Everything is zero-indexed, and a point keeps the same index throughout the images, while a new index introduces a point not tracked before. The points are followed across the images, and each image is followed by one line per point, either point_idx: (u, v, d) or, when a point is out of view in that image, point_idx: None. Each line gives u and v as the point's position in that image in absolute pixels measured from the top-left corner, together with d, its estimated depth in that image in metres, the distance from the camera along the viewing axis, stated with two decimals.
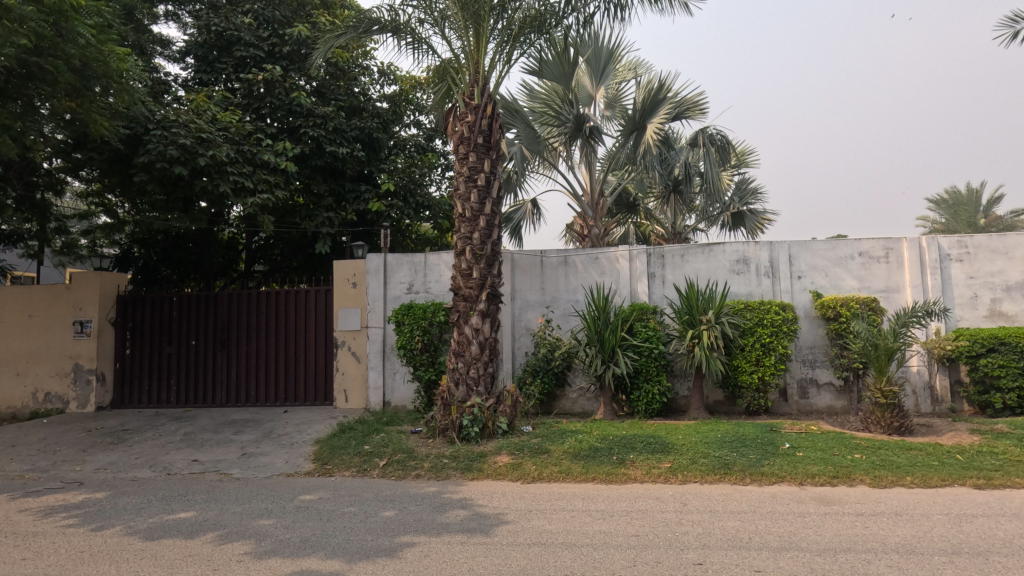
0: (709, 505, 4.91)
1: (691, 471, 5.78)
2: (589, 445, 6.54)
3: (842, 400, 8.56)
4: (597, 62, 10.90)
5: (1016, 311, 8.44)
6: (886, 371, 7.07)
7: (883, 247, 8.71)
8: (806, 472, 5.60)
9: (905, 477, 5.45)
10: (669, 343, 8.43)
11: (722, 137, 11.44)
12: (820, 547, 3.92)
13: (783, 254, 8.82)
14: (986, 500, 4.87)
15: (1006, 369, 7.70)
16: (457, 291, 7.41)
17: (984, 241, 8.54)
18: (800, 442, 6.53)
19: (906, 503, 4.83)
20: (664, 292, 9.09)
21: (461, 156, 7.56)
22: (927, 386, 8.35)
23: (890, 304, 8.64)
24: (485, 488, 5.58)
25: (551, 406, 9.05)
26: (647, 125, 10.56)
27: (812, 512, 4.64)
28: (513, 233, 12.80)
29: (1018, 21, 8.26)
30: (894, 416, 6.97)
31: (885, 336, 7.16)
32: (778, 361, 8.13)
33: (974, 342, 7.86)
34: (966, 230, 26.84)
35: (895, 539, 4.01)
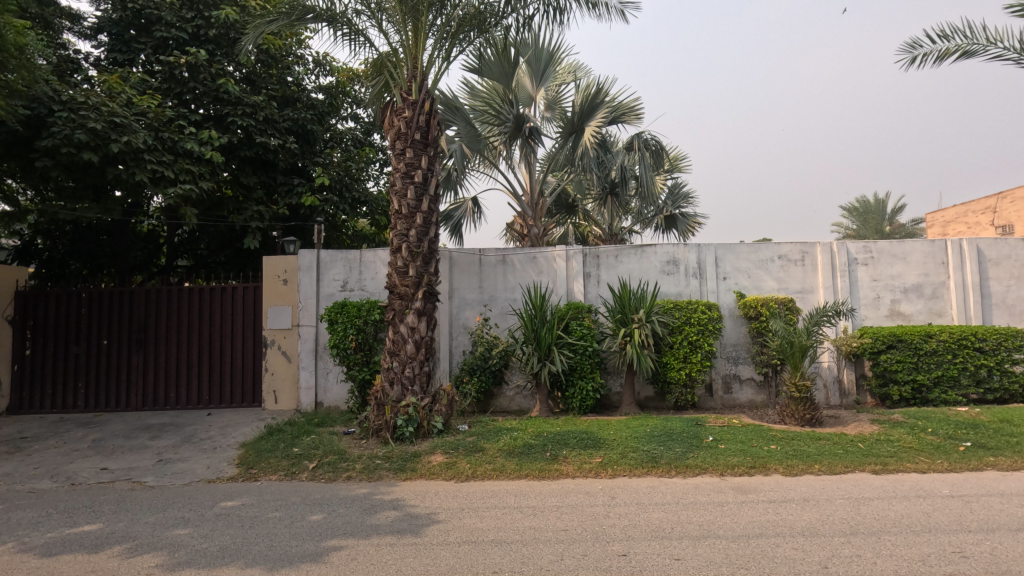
0: (636, 497, 5.08)
1: (620, 465, 5.96)
2: (523, 442, 6.64)
3: (762, 394, 9.09)
4: (537, 63, 11.00)
5: (912, 311, 9.25)
6: (800, 366, 7.57)
7: (799, 250, 9.31)
8: (726, 463, 5.91)
9: (813, 465, 5.86)
10: (602, 341, 8.66)
11: (656, 142, 11.84)
12: (736, 533, 4.14)
13: (710, 256, 9.26)
14: (881, 483, 5.33)
15: (903, 364, 8.43)
16: (393, 289, 7.29)
17: (886, 247, 9.31)
18: (722, 435, 6.88)
19: (812, 489, 5.20)
20: (598, 291, 9.33)
21: (397, 152, 7.44)
22: (835, 380, 9.04)
23: (805, 304, 9.27)
24: (418, 488, 5.53)
25: (487, 404, 9.09)
26: (586, 128, 10.78)
27: (730, 501, 4.90)
28: (453, 231, 12.74)
29: (916, 47, 9.01)
30: (806, 408, 7.48)
31: (799, 334, 7.66)
32: (705, 358, 8.51)
33: (876, 339, 8.54)
34: (874, 236, 29.20)
35: (801, 523, 4.30)
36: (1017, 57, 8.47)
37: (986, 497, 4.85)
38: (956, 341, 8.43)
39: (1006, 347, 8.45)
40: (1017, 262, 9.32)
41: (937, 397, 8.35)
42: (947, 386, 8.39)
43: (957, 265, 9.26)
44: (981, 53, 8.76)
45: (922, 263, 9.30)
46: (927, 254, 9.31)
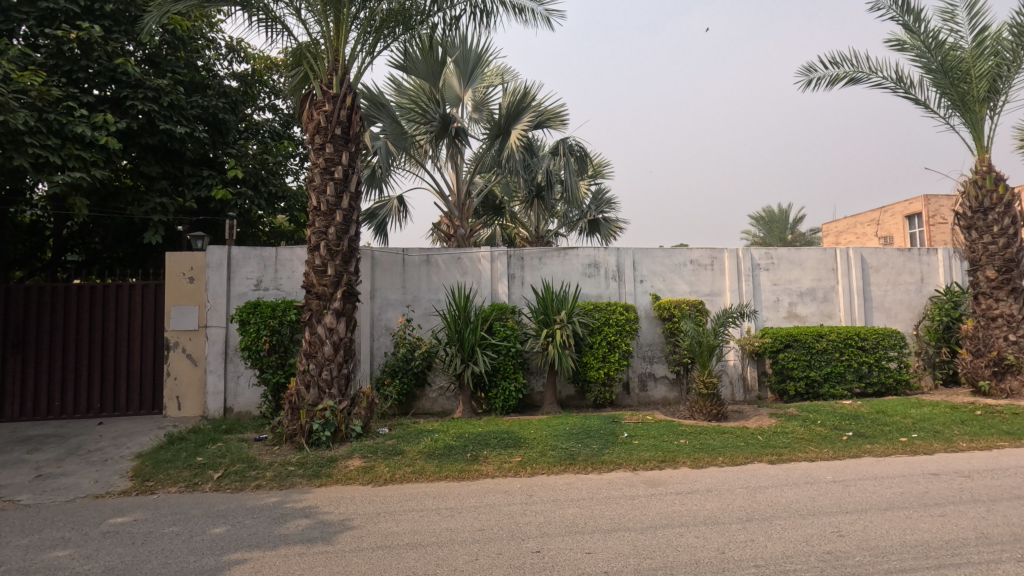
0: (553, 494, 5.20)
1: (539, 463, 6.07)
2: (443, 444, 6.61)
3: (675, 391, 9.57)
4: (464, 64, 10.99)
5: (807, 313, 10.09)
6: (708, 365, 8.05)
7: (709, 255, 9.89)
8: (639, 458, 6.18)
9: (717, 457, 6.25)
10: (525, 342, 8.77)
11: (580, 148, 12.18)
12: (644, 525, 4.33)
13: (628, 259, 9.64)
14: (775, 472, 5.77)
15: (798, 362, 9.17)
16: (310, 289, 7.01)
17: (784, 254, 10.11)
18: (636, 431, 7.18)
19: (716, 480, 5.54)
20: (522, 293, 9.46)
21: (317, 146, 7.17)
22: (740, 377, 9.71)
23: (714, 306, 9.87)
24: (332, 494, 5.34)
25: (409, 407, 8.96)
26: (512, 131, 10.89)
27: (641, 494, 5.13)
28: (378, 230, 12.44)
29: (811, 71, 9.85)
30: (713, 404, 7.96)
31: (707, 334, 8.13)
32: (622, 358, 8.84)
33: (775, 339, 9.24)
34: (778, 243, 31.60)
35: (704, 513, 4.57)
36: (894, 86, 9.45)
37: (862, 480, 5.38)
38: (842, 340, 9.28)
39: (884, 345, 9.40)
40: (894, 269, 10.42)
41: (827, 392, 9.15)
42: (835, 381, 9.22)
43: (845, 271, 10.21)
44: (865, 79, 9.69)
45: (816, 269, 10.18)
46: (819, 261, 10.19)
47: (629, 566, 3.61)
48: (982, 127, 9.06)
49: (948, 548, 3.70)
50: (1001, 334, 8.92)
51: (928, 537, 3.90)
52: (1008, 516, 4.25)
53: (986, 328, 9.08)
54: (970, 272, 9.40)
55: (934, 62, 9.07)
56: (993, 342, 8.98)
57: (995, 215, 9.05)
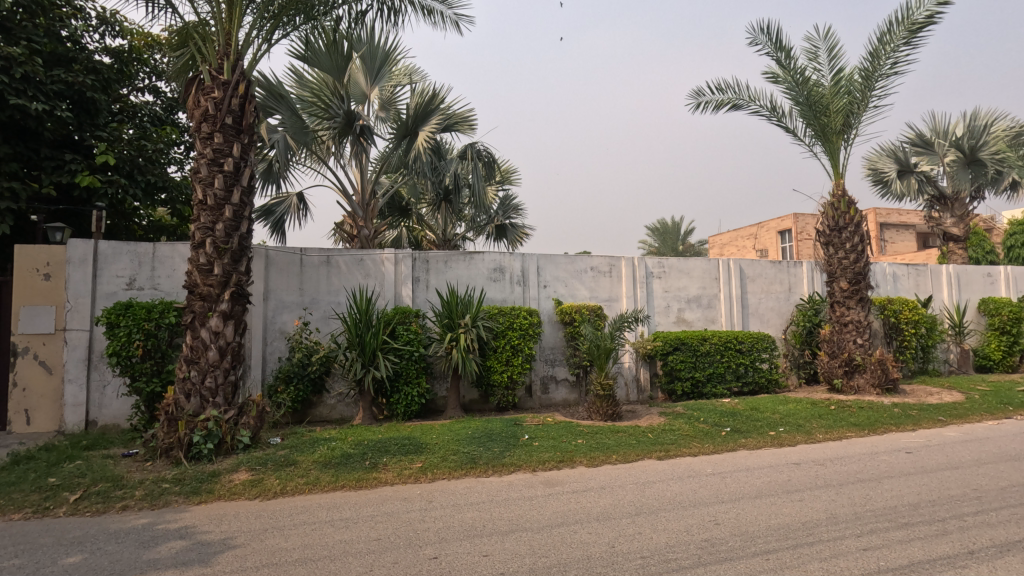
0: (453, 499, 5.18)
1: (440, 468, 6.02)
2: (341, 452, 6.37)
3: (574, 393, 9.93)
4: (371, 62, 10.64)
5: (693, 318, 10.89)
6: (604, 367, 8.43)
7: (608, 263, 10.38)
8: (538, 459, 6.33)
9: (611, 455, 6.56)
10: (428, 346, 8.67)
11: (488, 153, 12.29)
12: (540, 525, 4.44)
13: (532, 265, 9.86)
14: (662, 468, 6.17)
15: (685, 364, 9.87)
16: (193, 289, 6.47)
17: (674, 263, 10.86)
18: (537, 433, 7.36)
19: (609, 478, 5.80)
20: (427, 296, 9.35)
21: (203, 135, 6.64)
22: (634, 379, 10.28)
23: (611, 311, 10.36)
24: (213, 512, 4.94)
25: (304, 415, 8.54)
26: (419, 132, 10.74)
27: (539, 494, 5.26)
28: (274, 228, 11.73)
29: (700, 95, 10.70)
30: (608, 404, 8.35)
31: (604, 337, 8.51)
32: (525, 361, 9.01)
33: (665, 343, 9.89)
34: (671, 253, 33.87)
35: (597, 509, 4.77)
36: (769, 114, 10.49)
37: (737, 472, 5.90)
38: (723, 343, 10.12)
39: (758, 348, 10.37)
40: (767, 279, 11.54)
41: (709, 391, 9.93)
42: (716, 381, 10.02)
43: (726, 280, 11.15)
44: (745, 106, 10.68)
45: (702, 278, 11.02)
46: (705, 270, 11.05)
47: (523, 566, 3.68)
48: (839, 156, 10.32)
49: (804, 529, 4.15)
50: (851, 337, 10.19)
51: (789, 520, 4.35)
52: (852, 497, 4.86)
53: (839, 333, 10.33)
54: (828, 282, 10.65)
55: (801, 95, 10.20)
56: (844, 345, 10.24)
57: (847, 233, 10.33)
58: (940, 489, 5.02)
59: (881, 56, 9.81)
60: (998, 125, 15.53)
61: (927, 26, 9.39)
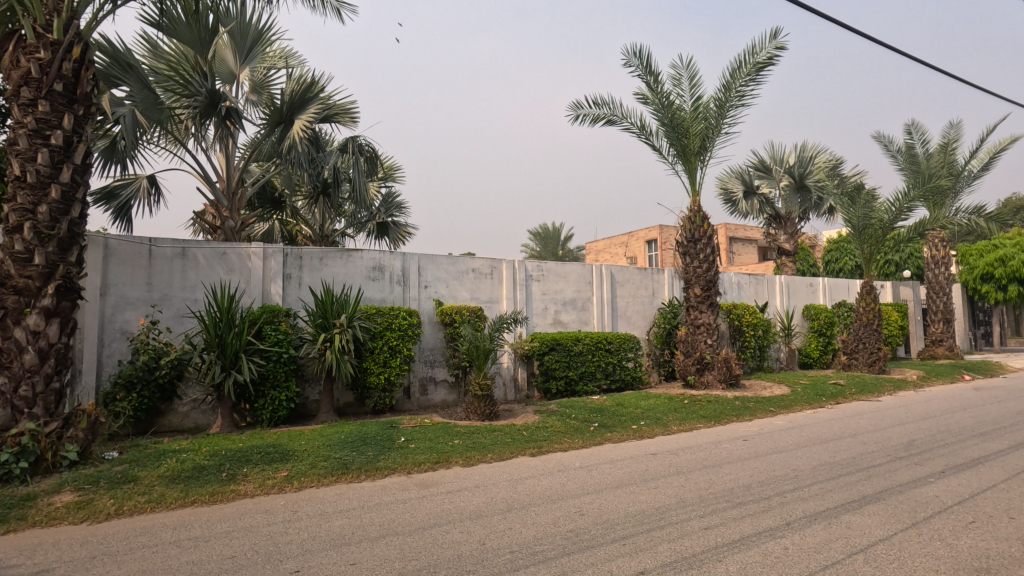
0: (320, 508, 4.92)
1: (308, 476, 5.70)
2: (192, 465, 5.77)
3: (454, 394, 9.94)
4: (241, 40, 9.66)
5: (568, 320, 11.43)
6: (483, 367, 8.54)
7: (489, 264, 10.54)
8: (413, 462, 6.24)
9: (486, 454, 6.67)
10: (299, 347, 8.16)
11: (370, 148, 11.88)
12: (412, 528, 4.38)
13: (413, 265, 9.73)
14: (535, 464, 6.40)
15: (559, 363, 10.33)
16: (5, 281, 5.50)
17: (552, 267, 11.31)
18: (413, 435, 7.26)
19: (484, 476, 5.89)
20: (299, 294, 8.80)
21: (23, 102, 5.67)
22: (512, 378, 10.55)
23: (491, 313, 10.53)
24: (25, 542, 4.22)
25: (150, 424, 7.61)
26: (295, 121, 10.04)
27: (413, 497, 5.19)
28: (118, 213, 10.32)
29: (579, 109, 11.30)
30: (486, 404, 8.47)
31: (483, 338, 8.62)
32: (403, 362, 8.83)
33: (541, 343, 10.27)
34: (551, 257, 35.27)
35: (470, 508, 4.83)
36: (638, 132, 11.36)
37: (602, 464, 6.29)
38: (594, 344, 10.74)
39: (625, 348, 11.15)
40: (634, 284, 12.47)
41: (581, 388, 10.48)
42: (587, 380, 10.61)
43: (598, 284, 11.86)
44: (618, 122, 11.45)
45: (577, 282, 11.61)
46: (580, 275, 11.64)
47: (392, 571, 3.60)
48: (696, 175, 11.44)
49: (656, 514, 4.54)
50: (702, 339, 11.35)
51: (644, 507, 4.74)
52: (698, 482, 5.42)
53: (693, 334, 11.46)
54: (685, 289, 11.75)
55: (666, 117, 11.19)
56: (697, 345, 11.37)
57: (701, 245, 11.48)
58: (768, 470, 5.77)
59: (731, 89, 11.06)
60: (820, 157, 18.21)
61: (768, 67, 10.76)
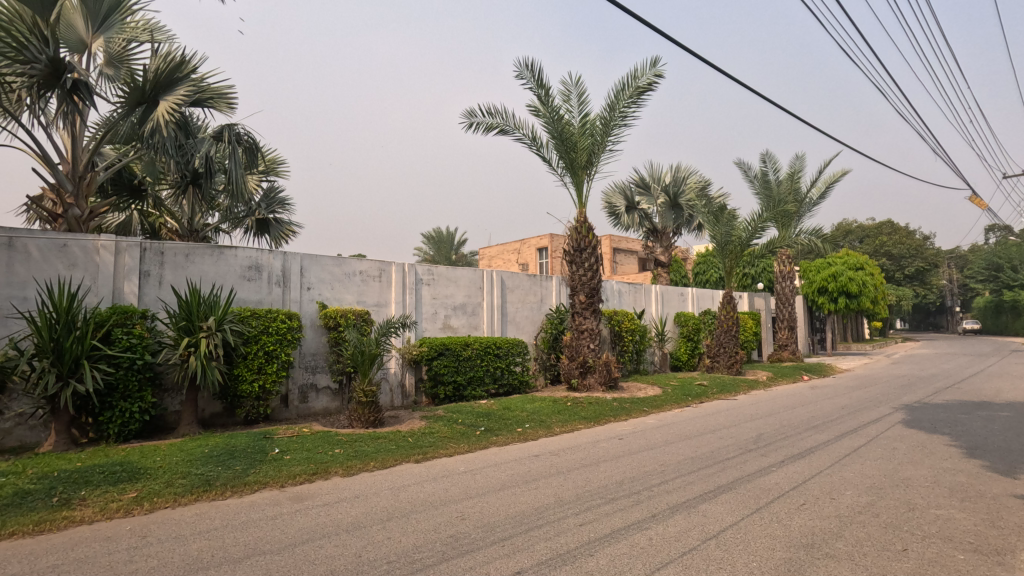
0: (176, 530, 4.45)
1: (162, 496, 5.13)
2: (14, 490, 4.94)
3: (336, 401, 9.50)
4: (95, 5, 8.54)
5: (458, 325, 11.42)
6: (368, 373, 8.25)
7: (377, 267, 10.25)
8: (288, 474, 5.87)
9: (369, 463, 6.46)
10: (157, 353, 7.34)
11: (250, 137, 10.98)
12: (281, 545, 4.11)
13: (295, 265, 9.18)
14: (419, 470, 6.30)
15: (448, 368, 10.28)
16: None
17: (443, 271, 11.26)
18: (289, 445, 6.83)
19: (365, 486, 5.69)
20: (159, 294, 7.92)
21: None
22: (399, 384, 10.31)
23: (379, 317, 10.23)
24: None
25: None
26: (160, 102, 9.04)
27: (285, 512, 4.87)
28: None
29: (473, 116, 11.40)
30: (371, 411, 8.19)
31: (369, 343, 8.35)
32: (281, 369, 8.28)
33: (430, 348, 10.18)
34: (444, 262, 35.14)
35: (347, 519, 4.64)
36: (530, 142, 11.71)
37: (486, 468, 6.35)
38: (483, 349, 10.84)
39: (513, 352, 11.38)
40: (523, 290, 12.79)
41: (470, 393, 10.52)
42: (476, 384, 10.67)
43: (489, 290, 12.01)
44: (511, 132, 11.71)
45: (468, 286, 11.66)
46: (471, 280, 11.71)
47: None
48: (583, 188, 12.01)
49: (536, 514, 4.67)
50: (585, 343, 11.90)
51: (524, 507, 4.86)
52: (576, 481, 5.67)
53: (577, 339, 11.98)
54: (571, 295, 12.26)
55: (556, 131, 11.64)
56: (581, 350, 11.90)
57: (587, 254, 12.04)
58: (639, 467, 6.19)
59: (616, 109, 11.77)
60: (692, 178, 20.00)
61: (648, 91, 11.61)
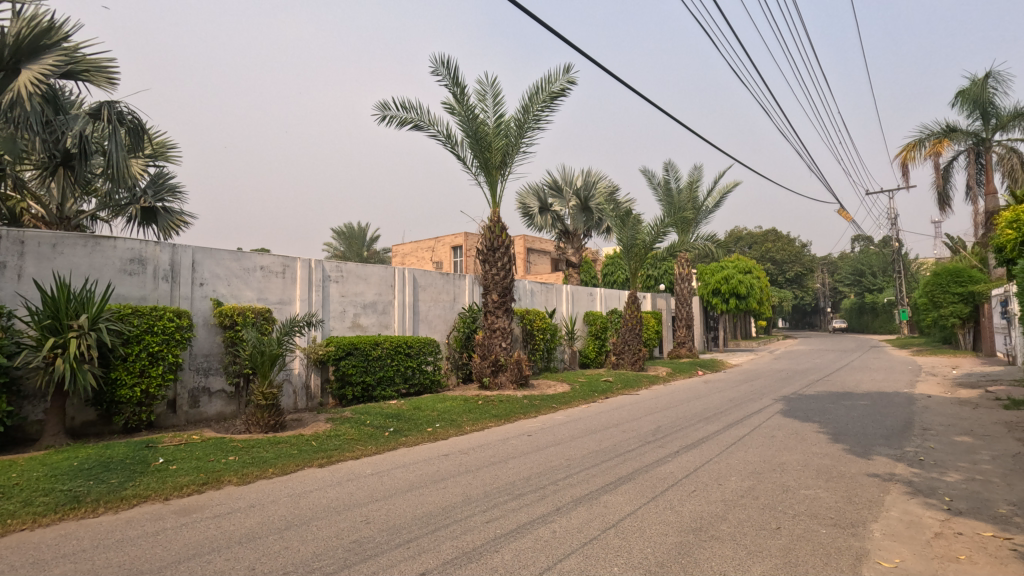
0: (35, 555, 3.96)
1: (18, 518, 4.53)
2: None
3: (232, 405, 8.89)
4: None
5: (368, 324, 11.09)
6: (268, 375, 7.80)
7: (281, 263, 9.71)
8: (173, 486, 5.41)
9: (267, 469, 6.10)
10: (14, 356, 6.47)
11: (134, 117, 9.90)
12: (162, 564, 3.77)
13: (185, 259, 8.46)
14: (322, 475, 6.05)
15: (356, 368, 9.96)
16: None
17: (352, 268, 10.89)
18: (175, 454, 6.29)
19: (262, 494, 5.38)
20: (17, 289, 6.99)
21: None
22: (303, 386, 9.83)
23: (282, 315, 9.70)
24: None
25: None
26: (21, 70, 7.95)
27: (169, 527, 4.49)
28: None
29: (386, 110, 11.11)
30: (271, 415, 7.74)
31: (270, 343, 7.88)
32: (167, 372, 7.61)
33: (338, 348, 9.81)
34: (355, 259, 34.02)
35: (240, 531, 4.36)
36: (444, 140, 11.62)
37: (394, 469, 6.23)
38: (393, 348, 10.61)
39: (424, 351, 11.24)
40: (436, 288, 12.68)
41: (379, 394, 10.26)
42: (386, 384, 10.42)
43: (400, 288, 11.78)
44: (425, 128, 11.55)
45: (378, 284, 11.36)
46: (381, 277, 11.42)
47: None
48: (497, 188, 12.11)
49: (442, 513, 4.65)
50: (497, 342, 12.02)
51: (432, 508, 4.82)
52: (484, 478, 5.72)
53: (489, 337, 12.06)
54: (483, 294, 12.32)
55: (471, 130, 11.65)
56: (493, 348, 12.00)
57: (500, 253, 12.15)
58: (546, 462, 6.35)
59: (529, 112, 11.98)
60: (601, 183, 20.85)
61: (561, 97, 11.92)
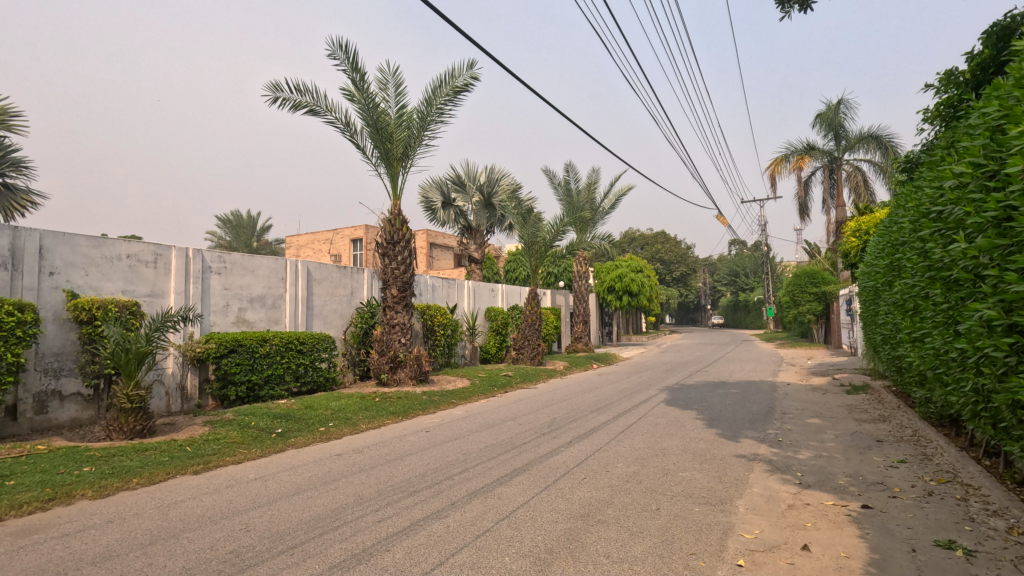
0: None
1: None
2: None
3: (89, 411, 7.89)
4: None
5: (255, 319, 10.37)
6: (134, 375, 7.02)
7: (152, 251, 8.80)
8: (11, 504, 4.70)
9: (131, 480, 5.49)
10: None
11: None
12: None
13: (31, 244, 7.37)
14: (197, 482, 5.56)
15: (241, 366, 9.27)
16: None
17: (237, 259, 10.11)
18: (14, 468, 5.46)
19: (124, 506, 4.84)
20: None
21: None
22: (178, 387, 8.97)
23: (153, 309, 8.77)
24: None
25: None
26: None
27: (2, 551, 3.89)
28: None
29: (277, 91, 10.41)
30: (138, 419, 6.97)
31: (137, 340, 7.10)
32: (4, 373, 6.58)
33: (219, 344, 9.07)
34: (243, 249, 31.67)
35: (94, 550, 3.89)
36: (342, 127, 11.13)
37: (280, 473, 5.86)
38: (284, 345, 10.00)
39: (318, 348, 10.71)
40: (331, 282, 12.12)
41: (266, 393, 9.62)
42: (274, 383, 9.80)
43: (292, 282, 11.14)
44: (322, 113, 10.99)
45: (267, 277, 10.65)
46: (271, 270, 10.72)
47: None
48: (398, 180, 11.81)
49: (331, 515, 4.47)
50: (397, 338, 11.75)
51: (320, 510, 4.61)
52: (378, 477, 5.57)
53: (388, 333, 11.76)
54: (382, 289, 11.99)
55: (371, 118, 11.26)
56: (392, 344, 11.73)
57: (400, 247, 11.87)
58: (443, 458, 6.30)
59: (432, 104, 11.81)
60: (504, 180, 21.09)
61: (464, 91, 11.88)
